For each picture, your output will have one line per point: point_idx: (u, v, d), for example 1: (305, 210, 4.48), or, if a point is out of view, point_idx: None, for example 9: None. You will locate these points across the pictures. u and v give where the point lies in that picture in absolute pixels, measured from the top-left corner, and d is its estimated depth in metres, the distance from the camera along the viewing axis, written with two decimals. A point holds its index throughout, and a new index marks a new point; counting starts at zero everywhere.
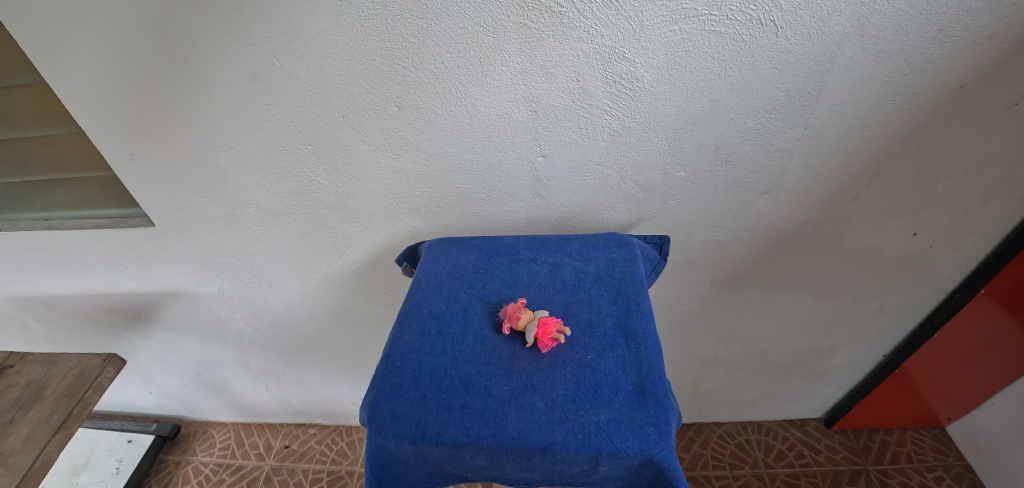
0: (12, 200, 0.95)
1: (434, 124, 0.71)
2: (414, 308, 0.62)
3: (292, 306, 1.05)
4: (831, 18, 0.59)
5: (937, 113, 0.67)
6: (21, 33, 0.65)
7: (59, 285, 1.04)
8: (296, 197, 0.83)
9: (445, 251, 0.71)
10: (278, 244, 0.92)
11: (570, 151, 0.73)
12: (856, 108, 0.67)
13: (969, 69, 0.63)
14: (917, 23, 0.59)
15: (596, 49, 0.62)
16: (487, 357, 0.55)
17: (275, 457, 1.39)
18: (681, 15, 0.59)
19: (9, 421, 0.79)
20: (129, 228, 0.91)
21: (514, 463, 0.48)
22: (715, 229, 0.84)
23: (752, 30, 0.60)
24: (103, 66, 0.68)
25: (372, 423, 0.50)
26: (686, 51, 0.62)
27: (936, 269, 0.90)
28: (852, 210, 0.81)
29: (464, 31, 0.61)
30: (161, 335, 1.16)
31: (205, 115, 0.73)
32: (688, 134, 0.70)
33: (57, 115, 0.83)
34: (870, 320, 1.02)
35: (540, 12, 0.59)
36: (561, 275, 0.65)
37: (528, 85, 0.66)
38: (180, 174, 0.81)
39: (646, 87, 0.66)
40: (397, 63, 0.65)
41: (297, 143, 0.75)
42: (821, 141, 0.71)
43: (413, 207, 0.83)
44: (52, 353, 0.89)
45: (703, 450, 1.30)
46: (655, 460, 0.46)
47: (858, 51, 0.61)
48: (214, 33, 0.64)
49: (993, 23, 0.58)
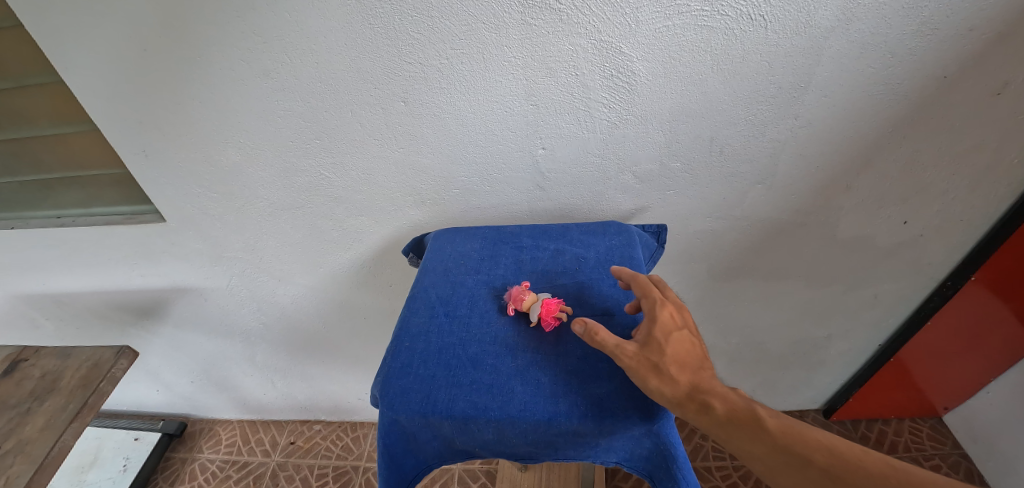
0: (25, 199, 0.98)
1: (438, 117, 0.74)
2: (422, 293, 0.64)
3: (300, 300, 1.07)
4: (817, 13, 0.61)
5: (922, 102, 0.70)
6: (40, 34, 0.68)
7: (68, 282, 1.07)
8: (304, 193, 0.86)
9: (450, 240, 0.73)
10: (287, 239, 0.94)
11: (570, 143, 0.76)
12: (844, 99, 0.70)
13: (950, 60, 0.65)
14: (900, 16, 0.62)
15: (594, 44, 0.65)
16: (494, 337, 0.58)
17: (281, 453, 1.41)
18: (674, 11, 0.62)
19: (25, 413, 0.81)
20: (140, 225, 0.93)
21: (521, 436, 0.51)
22: (711, 219, 0.87)
23: (742, 25, 0.63)
24: (119, 64, 0.71)
25: (384, 399, 0.52)
26: (680, 45, 0.65)
27: (927, 257, 0.92)
28: (843, 199, 0.83)
29: (468, 28, 0.64)
30: (169, 331, 1.18)
31: (217, 112, 0.76)
32: (684, 126, 0.73)
33: (71, 113, 0.85)
34: (864, 308, 1.04)
35: (540, 9, 0.62)
36: (564, 260, 0.68)
37: (529, 79, 0.69)
38: (191, 171, 0.84)
39: (643, 81, 0.68)
40: (403, 59, 0.68)
41: (306, 138, 0.78)
42: (811, 133, 0.74)
43: (419, 200, 0.85)
44: (65, 346, 0.91)
45: (704, 442, 1.32)
46: (654, 429, 0.49)
47: (844, 43, 0.64)
48: (227, 31, 0.67)
49: (972, 16, 0.61)
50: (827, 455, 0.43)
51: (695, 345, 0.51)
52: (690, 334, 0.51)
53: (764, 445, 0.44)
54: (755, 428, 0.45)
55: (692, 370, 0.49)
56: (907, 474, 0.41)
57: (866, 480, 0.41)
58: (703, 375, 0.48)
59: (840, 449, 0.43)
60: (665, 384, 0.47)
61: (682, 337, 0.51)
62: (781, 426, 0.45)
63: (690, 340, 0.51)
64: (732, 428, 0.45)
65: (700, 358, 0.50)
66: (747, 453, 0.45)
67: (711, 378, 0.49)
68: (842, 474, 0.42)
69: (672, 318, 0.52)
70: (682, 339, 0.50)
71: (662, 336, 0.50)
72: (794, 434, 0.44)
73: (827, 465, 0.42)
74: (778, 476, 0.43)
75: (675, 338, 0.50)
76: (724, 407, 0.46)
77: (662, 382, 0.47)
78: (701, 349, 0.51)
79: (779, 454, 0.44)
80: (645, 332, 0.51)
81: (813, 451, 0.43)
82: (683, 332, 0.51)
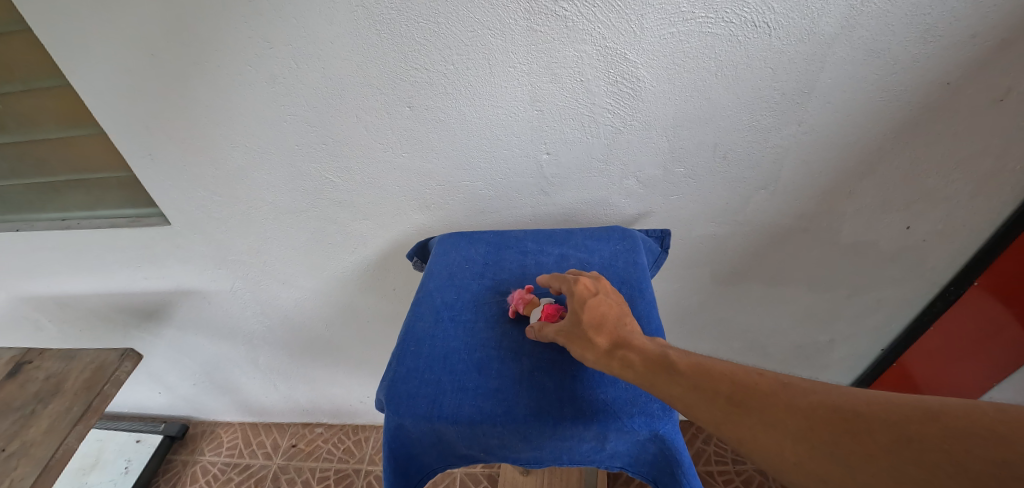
0: (30, 201, 0.99)
1: (444, 123, 0.74)
2: (427, 297, 0.65)
3: (303, 304, 1.08)
4: (821, 20, 0.62)
5: (925, 108, 0.70)
6: (49, 39, 0.69)
7: (73, 284, 1.07)
8: (309, 197, 0.86)
9: (454, 245, 0.73)
10: (291, 243, 0.95)
11: (574, 149, 0.76)
12: (847, 105, 0.70)
13: (953, 67, 0.66)
14: (903, 23, 0.62)
15: (599, 50, 0.65)
16: (499, 342, 0.58)
17: (282, 457, 1.41)
18: (679, 18, 0.62)
19: (29, 415, 0.82)
20: (144, 228, 0.94)
21: (526, 441, 0.51)
22: (714, 224, 0.87)
23: (747, 32, 0.63)
24: (127, 69, 0.71)
25: (390, 403, 0.52)
26: (685, 52, 0.65)
27: (930, 262, 0.92)
28: (846, 204, 0.83)
29: (474, 34, 0.65)
30: (173, 334, 1.19)
31: (224, 117, 0.76)
32: (687, 132, 0.73)
33: (78, 117, 0.86)
34: (867, 313, 1.04)
35: (546, 16, 0.62)
36: (568, 265, 0.68)
37: (534, 85, 0.69)
38: (196, 175, 0.84)
39: (647, 87, 0.69)
40: (410, 65, 0.68)
41: (312, 142, 0.78)
42: (814, 139, 0.74)
43: (422, 204, 0.86)
44: (69, 349, 0.91)
45: (706, 446, 1.31)
46: (659, 434, 0.49)
47: (847, 50, 0.65)
48: (235, 37, 0.67)
49: (975, 23, 0.62)
50: (731, 385, 0.44)
51: (613, 306, 0.54)
52: (606, 297, 0.54)
53: (674, 384, 0.45)
54: (667, 371, 0.46)
55: (611, 328, 0.52)
56: (799, 390, 0.42)
57: (764, 402, 0.42)
58: (620, 330, 0.51)
59: (742, 378, 0.44)
60: (586, 350, 0.51)
61: (600, 300, 0.54)
62: (688, 364, 0.46)
63: (607, 303, 0.54)
64: (647, 375, 0.47)
65: (620, 317, 0.53)
66: (662, 396, 0.46)
67: (630, 332, 0.51)
68: (744, 400, 0.42)
69: (590, 287, 0.55)
70: (599, 302, 0.54)
71: (577, 306, 0.53)
72: (701, 370, 0.46)
73: (732, 395, 0.43)
74: (693, 413, 0.44)
75: (591, 305, 0.53)
76: (639, 356, 0.48)
77: (584, 347, 0.51)
78: (621, 307, 0.54)
79: (689, 391, 0.44)
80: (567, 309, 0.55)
81: (719, 383, 0.44)
82: (600, 297, 0.54)
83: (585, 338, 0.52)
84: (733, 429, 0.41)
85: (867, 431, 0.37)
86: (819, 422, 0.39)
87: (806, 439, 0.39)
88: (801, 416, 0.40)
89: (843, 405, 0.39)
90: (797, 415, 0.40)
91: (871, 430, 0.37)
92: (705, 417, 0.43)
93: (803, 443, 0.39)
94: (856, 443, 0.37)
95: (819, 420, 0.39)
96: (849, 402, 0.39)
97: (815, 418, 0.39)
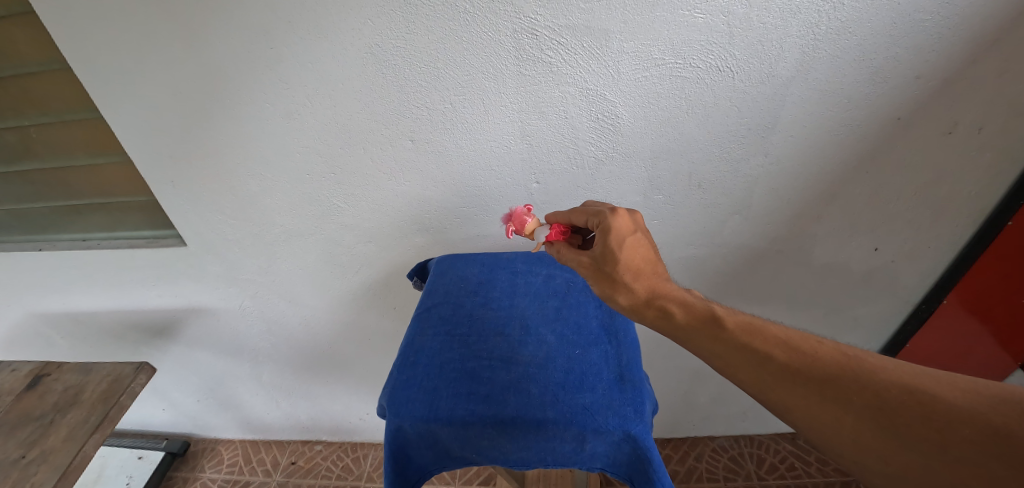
0: (54, 223, 1.05)
1: (442, 155, 0.81)
2: (425, 313, 0.71)
3: (308, 321, 1.13)
4: (778, 65, 0.70)
5: (880, 141, 0.78)
6: (90, 78, 0.77)
7: (88, 302, 1.13)
8: (317, 220, 0.93)
9: (451, 265, 0.80)
10: (299, 264, 1.01)
11: (561, 177, 0.83)
12: (809, 139, 0.78)
13: (902, 105, 0.73)
14: (853, 67, 0.70)
15: (581, 92, 0.73)
16: (489, 353, 0.64)
17: (281, 474, 1.44)
18: (651, 64, 0.70)
19: (48, 424, 0.86)
20: (162, 248, 1.00)
21: (513, 440, 0.56)
22: (693, 246, 0.94)
23: (713, 75, 0.71)
24: (157, 104, 0.79)
25: (390, 407, 0.58)
26: (657, 92, 0.73)
27: (900, 282, 0.98)
28: (816, 227, 0.90)
29: (469, 78, 0.72)
30: (180, 350, 1.24)
31: (242, 147, 0.83)
32: (663, 163, 0.81)
33: (105, 145, 0.93)
34: (846, 332, 1.10)
35: (534, 62, 0.70)
36: (554, 284, 0.74)
37: (524, 122, 0.76)
38: (213, 199, 0.91)
39: (625, 123, 0.76)
40: (411, 105, 0.76)
41: (322, 172, 0.85)
42: (781, 168, 0.81)
43: (422, 228, 0.92)
44: (86, 362, 0.96)
45: (697, 463, 1.34)
46: (631, 434, 0.54)
47: (804, 91, 0.72)
48: (255, 77, 0.75)
49: (917, 66, 0.69)
50: (787, 351, 0.48)
51: (648, 248, 0.56)
52: (644, 238, 0.55)
53: (723, 344, 0.49)
54: (716, 331, 0.50)
55: (647, 274, 0.55)
56: (868, 369, 0.45)
57: (830, 376, 0.46)
58: (655, 278, 0.54)
59: (801, 346, 0.48)
60: (624, 292, 0.54)
61: (637, 240, 0.55)
62: (738, 324, 0.50)
63: (643, 243, 0.56)
64: (692, 330, 0.51)
65: (653, 262, 0.56)
66: (707, 352, 0.50)
67: (664, 281, 0.55)
68: (807, 371, 0.46)
69: (627, 224, 0.56)
70: (637, 242, 0.55)
71: (616, 245, 0.54)
72: (752, 332, 0.49)
73: (789, 362, 0.47)
74: (738, 371, 0.48)
75: (630, 244, 0.55)
76: (689, 315, 0.52)
77: (618, 290, 0.55)
78: (654, 250, 0.56)
79: (741, 353, 0.49)
80: (602, 244, 0.55)
81: (774, 348, 0.48)
82: (637, 236, 0.55)
83: (620, 280, 0.55)
84: (790, 396, 0.46)
85: (952, 422, 0.41)
86: (890, 403, 0.43)
87: (874, 420, 0.43)
88: (873, 396, 0.44)
89: (920, 391, 0.43)
90: (869, 395, 0.44)
91: (953, 420, 0.41)
92: (751, 377, 0.47)
93: (868, 421, 0.43)
94: (936, 431, 0.41)
95: (891, 401, 0.43)
96: (926, 386, 0.43)
97: (884, 399, 0.43)
